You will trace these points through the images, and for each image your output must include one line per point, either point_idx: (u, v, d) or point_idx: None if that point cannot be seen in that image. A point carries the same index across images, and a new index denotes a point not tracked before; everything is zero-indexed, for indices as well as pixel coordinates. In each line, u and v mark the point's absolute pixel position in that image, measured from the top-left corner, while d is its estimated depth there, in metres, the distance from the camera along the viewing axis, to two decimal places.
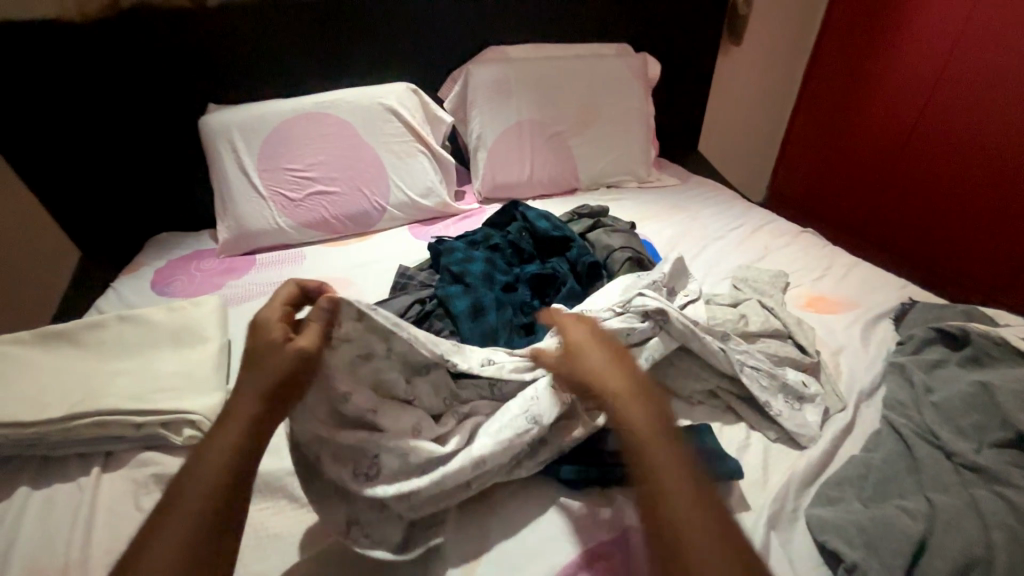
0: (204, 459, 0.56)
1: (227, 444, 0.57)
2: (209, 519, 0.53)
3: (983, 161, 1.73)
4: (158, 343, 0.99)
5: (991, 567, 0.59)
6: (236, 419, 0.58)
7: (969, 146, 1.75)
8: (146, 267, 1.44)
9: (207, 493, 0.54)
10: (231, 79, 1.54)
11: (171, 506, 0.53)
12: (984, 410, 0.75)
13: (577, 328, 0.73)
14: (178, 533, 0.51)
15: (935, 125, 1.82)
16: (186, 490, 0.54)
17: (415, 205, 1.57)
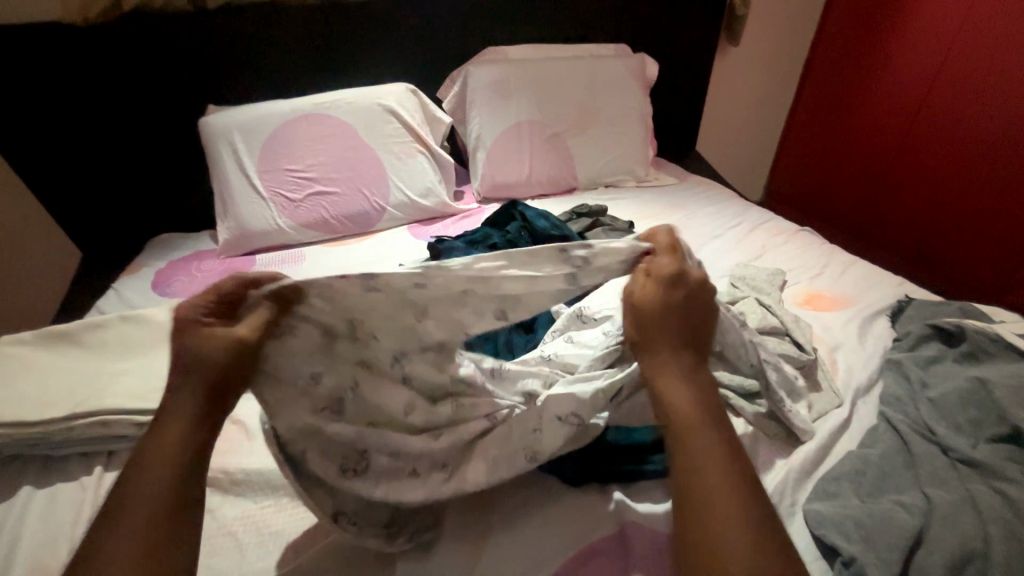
0: (144, 463, 0.55)
1: (172, 445, 0.56)
2: (161, 518, 0.53)
3: (986, 156, 1.72)
4: (159, 342, 0.99)
5: (987, 561, 0.59)
6: (177, 420, 0.57)
7: (973, 141, 1.74)
8: (146, 268, 1.45)
9: (161, 495, 0.54)
10: (230, 80, 1.55)
11: (114, 517, 0.53)
12: (980, 405, 0.76)
13: (655, 289, 0.65)
14: (127, 538, 0.51)
15: (936, 122, 1.82)
16: (127, 495, 0.53)
17: (414, 205, 1.58)
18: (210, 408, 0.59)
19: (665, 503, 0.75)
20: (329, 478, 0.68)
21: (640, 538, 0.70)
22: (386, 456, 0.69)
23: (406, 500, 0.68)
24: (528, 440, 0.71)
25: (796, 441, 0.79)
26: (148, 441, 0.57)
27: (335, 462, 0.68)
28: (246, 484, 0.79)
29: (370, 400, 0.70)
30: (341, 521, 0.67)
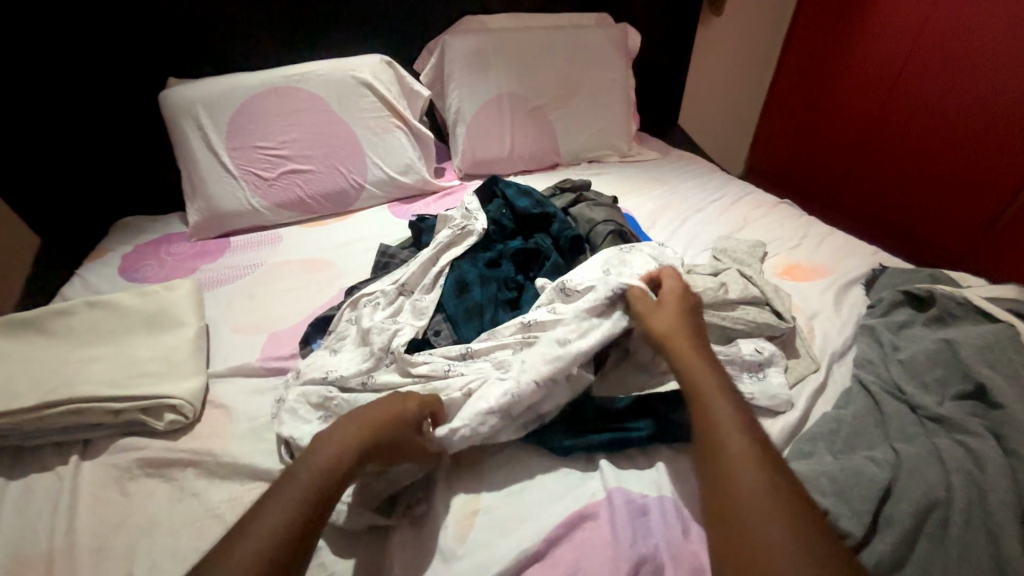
0: (298, 473, 0.61)
1: (318, 469, 0.61)
2: (298, 536, 0.55)
3: (965, 126, 1.73)
4: (133, 328, 0.97)
5: (951, 508, 0.62)
6: (328, 446, 0.64)
7: (951, 111, 1.75)
8: (113, 252, 1.38)
9: (303, 509, 0.57)
10: (190, 51, 1.45)
11: (256, 520, 0.55)
12: (946, 365, 0.79)
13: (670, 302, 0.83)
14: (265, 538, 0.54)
15: (915, 91, 1.82)
16: (265, 513, 0.56)
17: (394, 182, 1.53)
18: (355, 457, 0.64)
19: (649, 470, 0.76)
20: None
21: (624, 500, 0.70)
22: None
23: (398, 475, 0.71)
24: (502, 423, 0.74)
25: (769, 406, 0.80)
26: (306, 455, 0.63)
27: None
28: (231, 468, 0.78)
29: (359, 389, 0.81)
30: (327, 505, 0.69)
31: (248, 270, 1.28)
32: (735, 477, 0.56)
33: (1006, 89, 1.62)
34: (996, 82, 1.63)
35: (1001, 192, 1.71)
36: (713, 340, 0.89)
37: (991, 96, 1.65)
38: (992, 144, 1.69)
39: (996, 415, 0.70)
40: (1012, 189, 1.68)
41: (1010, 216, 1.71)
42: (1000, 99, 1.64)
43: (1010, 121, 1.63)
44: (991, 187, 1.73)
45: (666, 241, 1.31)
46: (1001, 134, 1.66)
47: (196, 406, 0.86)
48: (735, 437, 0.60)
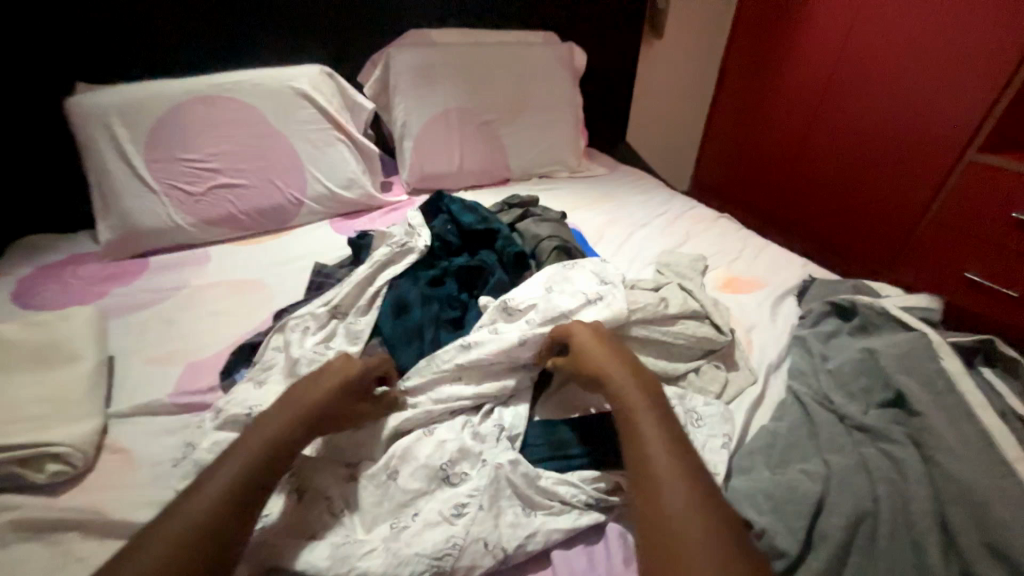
0: (243, 445, 0.61)
1: (264, 445, 0.61)
2: (240, 508, 0.56)
3: (882, 145, 1.89)
4: (16, 365, 0.84)
5: (877, 519, 0.63)
6: (285, 417, 0.65)
7: (869, 131, 1.91)
8: (5, 276, 1.22)
9: (244, 484, 0.57)
10: (103, 55, 1.34)
11: (198, 492, 0.55)
12: (870, 374, 0.82)
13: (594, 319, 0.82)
14: (206, 511, 0.54)
15: (838, 114, 1.97)
16: (206, 486, 0.56)
17: (336, 197, 1.46)
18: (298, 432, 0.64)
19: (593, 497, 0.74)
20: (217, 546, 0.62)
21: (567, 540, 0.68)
22: (291, 499, 0.67)
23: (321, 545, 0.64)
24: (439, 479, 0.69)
25: (710, 426, 0.77)
26: (257, 426, 0.63)
27: None
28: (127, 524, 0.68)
29: None
30: None
31: (167, 293, 1.16)
32: (657, 468, 0.59)
33: (914, 113, 1.78)
34: (905, 106, 1.79)
35: (916, 205, 1.86)
36: (656, 356, 0.89)
37: (901, 118, 1.81)
38: (906, 161, 1.84)
39: (915, 422, 0.73)
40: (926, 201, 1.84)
41: (927, 226, 1.86)
42: (910, 121, 1.80)
43: (918, 141, 1.79)
44: (906, 201, 1.88)
45: (613, 256, 1.31)
46: (914, 151, 1.81)
47: (88, 453, 0.75)
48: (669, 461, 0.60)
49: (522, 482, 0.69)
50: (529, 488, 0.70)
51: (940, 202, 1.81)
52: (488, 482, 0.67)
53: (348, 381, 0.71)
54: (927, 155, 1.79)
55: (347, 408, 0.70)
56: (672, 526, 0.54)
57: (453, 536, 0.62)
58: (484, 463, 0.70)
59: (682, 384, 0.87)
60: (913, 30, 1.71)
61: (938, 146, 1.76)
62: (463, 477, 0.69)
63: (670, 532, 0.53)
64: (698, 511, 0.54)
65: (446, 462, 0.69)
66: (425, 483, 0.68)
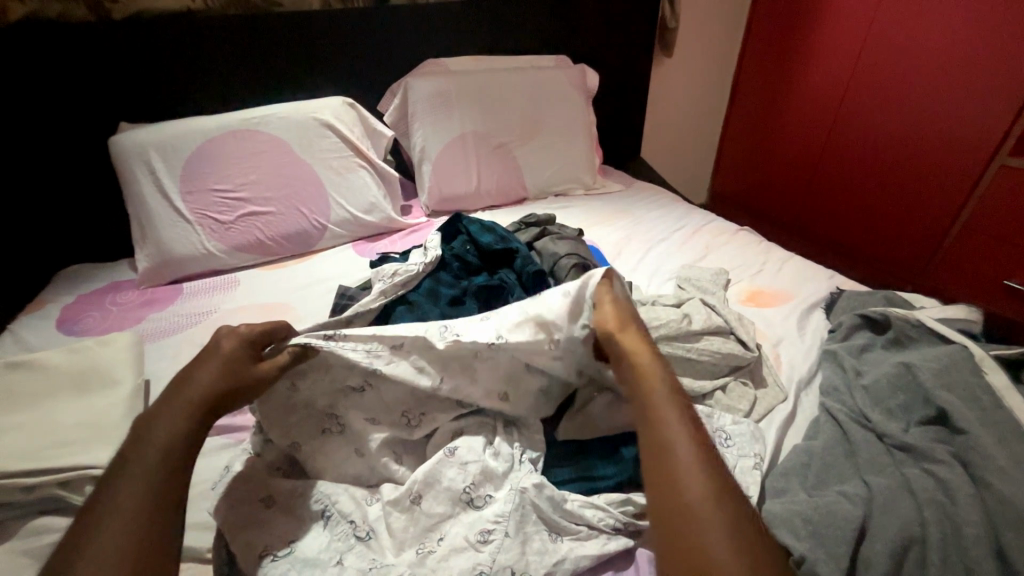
0: (136, 450, 0.60)
1: (155, 446, 0.60)
2: (154, 510, 0.56)
3: (903, 152, 1.86)
4: (61, 389, 0.89)
5: (926, 544, 0.59)
6: (168, 417, 0.63)
7: (890, 139, 1.88)
8: (51, 304, 1.29)
9: (150, 489, 0.57)
10: (145, 96, 1.44)
11: (100, 510, 0.55)
12: (908, 390, 0.78)
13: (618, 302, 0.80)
14: (119, 522, 0.54)
15: (855, 123, 1.95)
16: (111, 499, 0.56)
17: (358, 221, 1.51)
18: (186, 424, 0.63)
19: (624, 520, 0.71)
20: (248, 569, 0.64)
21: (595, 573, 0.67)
22: (319, 524, 0.67)
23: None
24: (463, 501, 0.68)
25: (739, 446, 0.75)
26: (140, 430, 0.62)
27: (261, 546, 0.65)
28: None
29: (312, 453, 0.74)
30: None
31: (199, 317, 1.21)
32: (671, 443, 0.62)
33: (935, 122, 1.75)
34: (925, 116, 1.77)
35: (944, 211, 1.81)
36: (681, 374, 0.87)
37: (922, 124, 1.78)
38: (930, 171, 1.81)
39: (961, 440, 0.69)
40: (955, 207, 1.78)
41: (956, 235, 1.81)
42: (930, 130, 1.77)
43: (943, 147, 1.76)
44: (932, 208, 1.84)
45: (632, 272, 1.31)
46: (939, 160, 1.78)
47: None
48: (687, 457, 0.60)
49: (547, 507, 0.68)
50: (555, 511, 0.69)
51: (968, 211, 1.77)
52: (513, 502, 0.67)
53: (233, 353, 0.71)
54: (952, 164, 1.75)
55: (247, 375, 0.70)
56: (677, 487, 0.58)
57: (479, 564, 0.62)
58: (506, 486, 0.70)
59: (708, 403, 0.85)
60: (930, 40, 1.70)
61: (963, 154, 1.72)
62: (487, 500, 0.69)
63: (677, 503, 0.57)
64: (704, 474, 0.59)
65: (468, 485, 0.69)
66: (450, 505, 0.68)
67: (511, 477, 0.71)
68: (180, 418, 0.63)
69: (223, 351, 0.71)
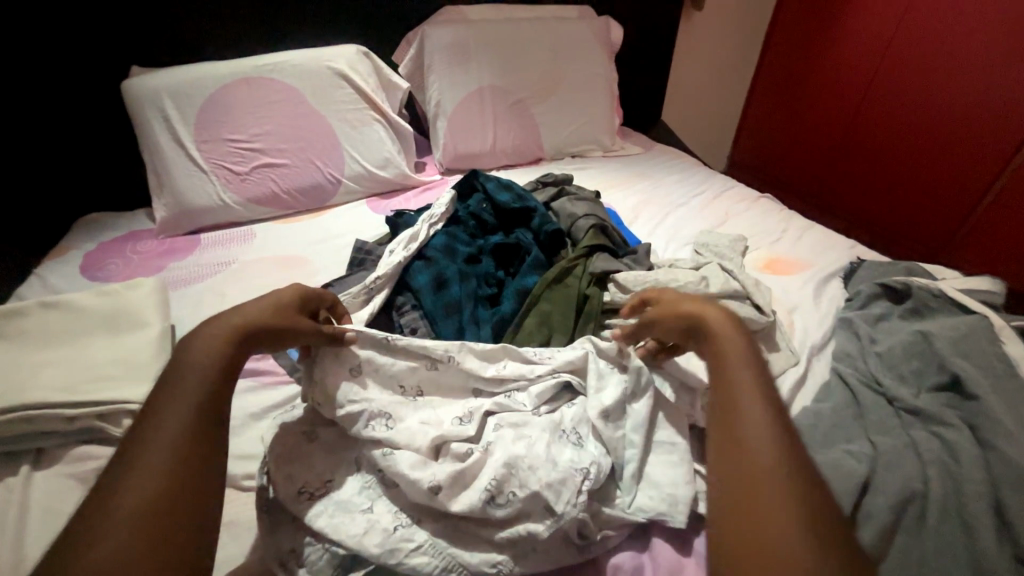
0: (164, 403, 0.58)
1: (181, 399, 0.59)
2: (184, 464, 0.55)
3: (942, 117, 1.76)
4: (90, 330, 0.92)
5: (927, 500, 0.61)
6: (191, 371, 0.61)
7: (931, 102, 1.77)
8: (73, 251, 1.31)
9: (175, 444, 0.55)
10: (155, 39, 1.40)
11: (129, 459, 0.54)
12: (922, 357, 0.78)
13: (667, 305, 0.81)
14: (150, 475, 0.53)
15: (895, 84, 1.84)
16: (140, 451, 0.54)
17: (372, 177, 1.49)
18: (212, 377, 0.62)
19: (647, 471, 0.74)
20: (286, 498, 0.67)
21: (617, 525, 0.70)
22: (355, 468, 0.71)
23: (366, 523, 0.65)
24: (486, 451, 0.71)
25: None
26: (164, 383, 0.60)
27: (303, 481, 0.69)
28: None
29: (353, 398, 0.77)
30: (298, 535, 0.66)
31: (219, 267, 1.23)
32: (739, 427, 0.55)
33: (978, 89, 1.66)
34: (969, 81, 1.67)
35: (978, 182, 1.74)
36: None
37: (967, 88, 1.68)
38: (968, 140, 1.72)
39: (971, 406, 0.70)
40: (991, 177, 1.71)
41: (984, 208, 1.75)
42: (973, 98, 1.68)
43: (987, 111, 1.66)
44: (967, 177, 1.76)
45: (648, 236, 1.29)
46: (977, 129, 1.70)
47: None
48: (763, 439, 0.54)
49: (573, 452, 0.70)
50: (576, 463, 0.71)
51: (1000, 184, 1.70)
52: (547, 434, 0.71)
53: (281, 305, 0.72)
54: (989, 134, 1.68)
55: (289, 325, 0.71)
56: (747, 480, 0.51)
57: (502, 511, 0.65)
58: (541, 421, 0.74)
59: None
60: None
61: (1003, 124, 1.64)
62: None
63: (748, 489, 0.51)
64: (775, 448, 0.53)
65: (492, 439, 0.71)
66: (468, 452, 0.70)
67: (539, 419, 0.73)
68: (205, 373, 0.61)
69: (275, 301, 0.72)
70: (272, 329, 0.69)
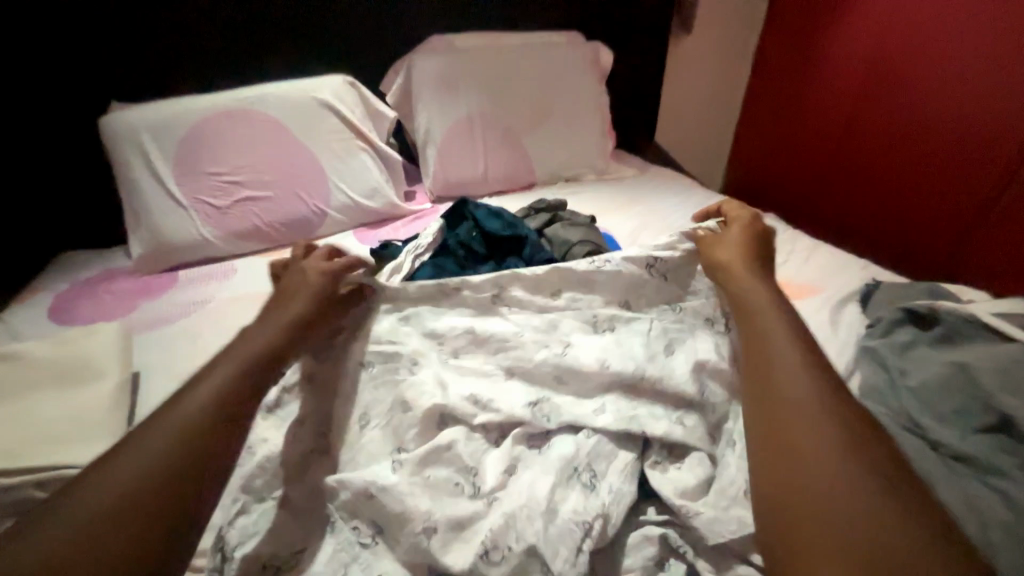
0: (111, 474, 0.53)
1: (132, 468, 0.54)
2: (125, 562, 0.49)
3: (942, 126, 1.63)
4: (42, 383, 0.84)
5: (995, 571, 0.52)
6: (153, 430, 0.57)
7: (927, 112, 1.66)
8: (43, 292, 1.25)
9: (120, 530, 0.50)
10: (138, 75, 1.37)
11: (56, 553, 0.48)
12: (963, 392, 0.70)
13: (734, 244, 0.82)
14: (86, 571, 0.47)
15: (891, 92, 1.73)
16: (79, 539, 0.49)
17: (359, 207, 1.44)
18: (164, 440, 0.56)
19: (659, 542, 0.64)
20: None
21: None
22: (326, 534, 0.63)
23: None
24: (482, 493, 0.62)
25: None
26: (124, 443, 0.56)
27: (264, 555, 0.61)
28: None
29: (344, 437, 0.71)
30: None
31: (194, 307, 1.16)
32: (802, 441, 0.55)
33: (974, 96, 1.54)
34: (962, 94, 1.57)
35: (991, 191, 1.56)
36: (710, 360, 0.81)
37: (970, 94, 1.56)
38: (978, 146, 1.56)
39: None
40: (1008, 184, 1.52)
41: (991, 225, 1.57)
42: (972, 105, 1.55)
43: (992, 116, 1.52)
44: (979, 185, 1.58)
45: None
46: (981, 137, 1.55)
47: None
48: (822, 445, 0.54)
49: (580, 499, 0.61)
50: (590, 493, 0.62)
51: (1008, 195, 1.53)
52: (555, 476, 0.62)
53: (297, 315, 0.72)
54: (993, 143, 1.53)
55: (300, 329, 0.71)
56: (803, 501, 0.52)
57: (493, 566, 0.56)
58: (547, 455, 0.65)
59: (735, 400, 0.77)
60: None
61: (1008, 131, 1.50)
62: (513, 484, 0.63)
63: (810, 507, 0.51)
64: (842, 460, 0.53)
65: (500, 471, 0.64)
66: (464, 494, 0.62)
67: (551, 454, 0.65)
68: (162, 435, 0.56)
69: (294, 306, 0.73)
70: (293, 337, 0.70)
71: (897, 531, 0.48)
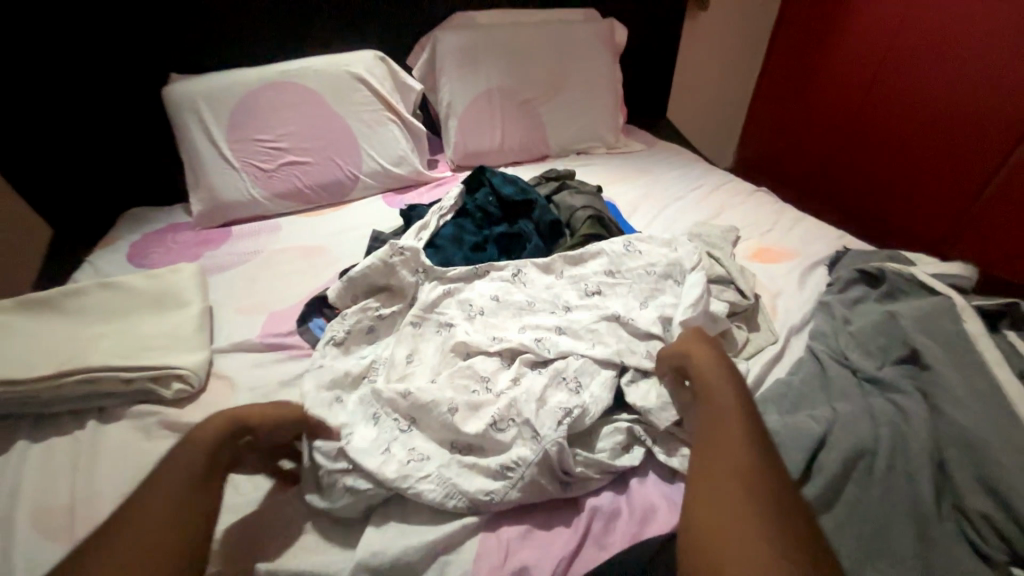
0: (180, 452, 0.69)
1: (193, 450, 0.69)
2: (181, 516, 0.62)
3: (943, 108, 1.75)
4: (141, 308, 1.05)
5: (876, 455, 0.68)
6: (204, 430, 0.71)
7: (942, 92, 1.74)
8: (121, 241, 1.45)
9: (179, 495, 0.64)
10: (193, 48, 1.53)
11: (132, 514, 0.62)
12: (888, 335, 0.85)
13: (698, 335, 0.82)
14: (150, 520, 0.61)
15: (907, 72, 1.81)
16: (148, 496, 0.63)
17: (388, 173, 1.60)
18: (211, 433, 0.71)
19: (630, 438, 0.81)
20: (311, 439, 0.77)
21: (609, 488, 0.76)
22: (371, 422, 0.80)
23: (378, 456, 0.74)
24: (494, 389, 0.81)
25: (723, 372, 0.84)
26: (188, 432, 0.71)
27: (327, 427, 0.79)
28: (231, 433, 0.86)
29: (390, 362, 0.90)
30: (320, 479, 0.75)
31: (250, 256, 1.36)
32: (725, 442, 0.63)
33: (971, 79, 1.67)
34: (960, 82, 1.70)
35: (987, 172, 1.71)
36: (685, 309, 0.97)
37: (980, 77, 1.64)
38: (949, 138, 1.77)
39: (926, 376, 0.77)
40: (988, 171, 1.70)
41: (982, 203, 1.74)
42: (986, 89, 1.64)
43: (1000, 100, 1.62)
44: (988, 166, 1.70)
45: (645, 228, 1.37)
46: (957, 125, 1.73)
47: (200, 375, 0.94)
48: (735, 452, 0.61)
49: (565, 397, 0.79)
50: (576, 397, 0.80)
51: (999, 177, 1.69)
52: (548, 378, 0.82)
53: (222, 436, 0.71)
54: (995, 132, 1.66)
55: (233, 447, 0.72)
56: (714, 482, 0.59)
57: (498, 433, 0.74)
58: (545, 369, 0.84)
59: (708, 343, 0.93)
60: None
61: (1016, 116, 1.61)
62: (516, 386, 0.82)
63: (714, 496, 0.58)
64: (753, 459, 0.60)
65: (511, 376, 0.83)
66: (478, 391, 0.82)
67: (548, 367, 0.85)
68: (207, 431, 0.71)
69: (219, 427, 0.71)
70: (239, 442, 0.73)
71: (791, 527, 0.53)
